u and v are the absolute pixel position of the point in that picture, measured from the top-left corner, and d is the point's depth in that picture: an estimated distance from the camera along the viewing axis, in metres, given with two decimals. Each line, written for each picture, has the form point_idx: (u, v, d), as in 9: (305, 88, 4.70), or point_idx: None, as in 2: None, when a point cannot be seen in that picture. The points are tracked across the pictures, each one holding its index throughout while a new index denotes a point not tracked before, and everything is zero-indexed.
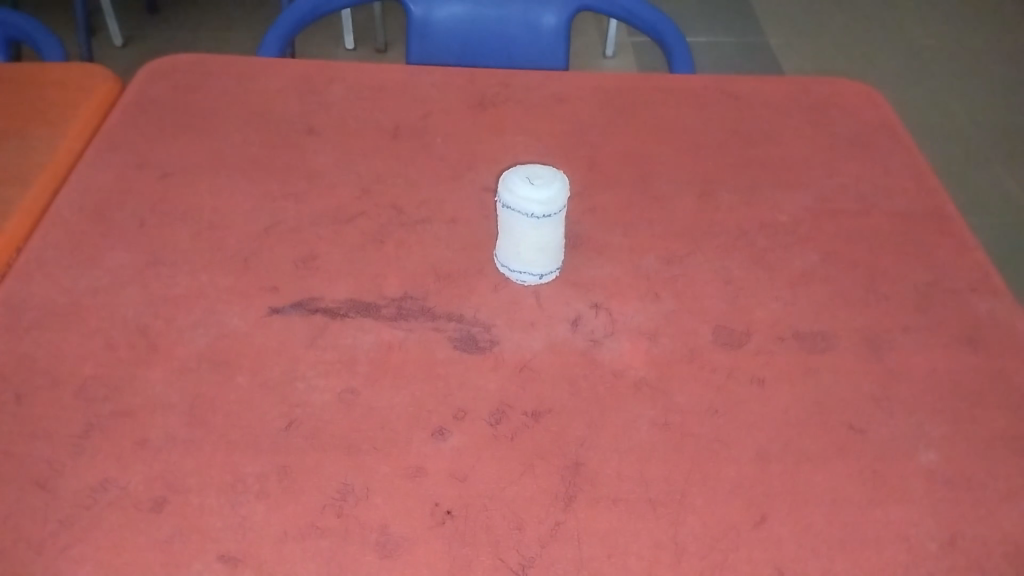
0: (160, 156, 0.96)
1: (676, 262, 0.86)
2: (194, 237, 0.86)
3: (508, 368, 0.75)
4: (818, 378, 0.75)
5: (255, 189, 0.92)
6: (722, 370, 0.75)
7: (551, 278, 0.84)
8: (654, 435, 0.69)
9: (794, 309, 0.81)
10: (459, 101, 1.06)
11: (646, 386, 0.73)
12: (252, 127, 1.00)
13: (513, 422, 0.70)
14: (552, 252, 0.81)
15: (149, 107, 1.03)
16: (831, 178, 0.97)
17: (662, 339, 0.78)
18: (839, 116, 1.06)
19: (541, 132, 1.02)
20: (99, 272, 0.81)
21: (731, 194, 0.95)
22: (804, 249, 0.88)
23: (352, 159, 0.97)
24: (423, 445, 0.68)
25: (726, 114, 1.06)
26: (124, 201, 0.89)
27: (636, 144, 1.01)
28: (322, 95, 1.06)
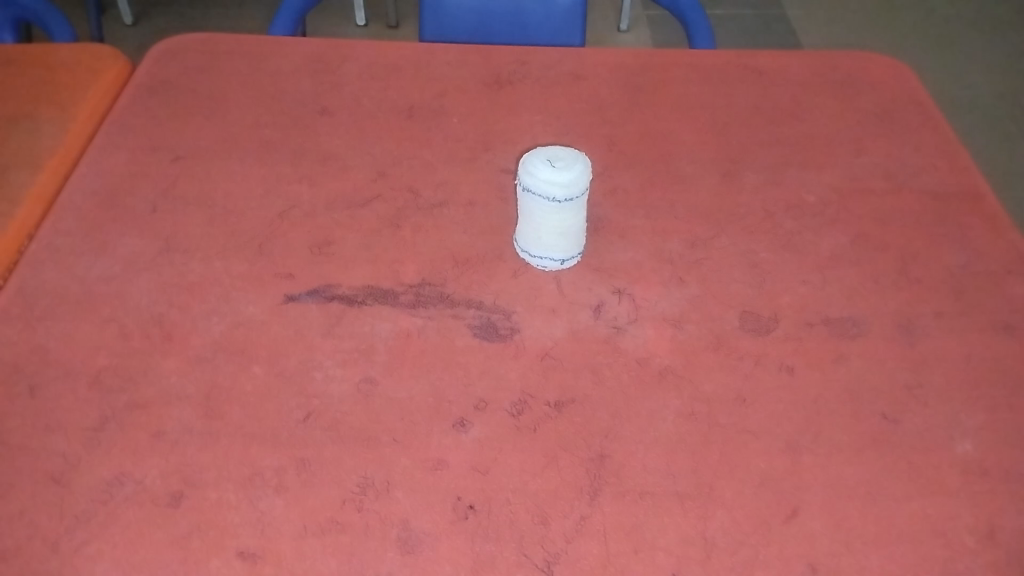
0: (171, 139, 0.94)
1: (701, 245, 0.84)
2: (207, 223, 0.84)
3: (529, 356, 0.73)
4: (848, 366, 0.73)
5: (268, 173, 0.90)
6: (749, 358, 0.73)
7: (573, 264, 0.82)
8: (680, 425, 0.68)
9: (823, 294, 0.79)
10: (475, 79, 1.04)
11: (672, 375, 0.72)
12: (264, 108, 0.98)
13: (534, 412, 0.68)
14: (574, 236, 0.79)
15: (159, 90, 1.01)
16: (859, 157, 0.94)
17: (687, 325, 0.76)
18: (867, 91, 1.03)
19: (559, 111, 1.00)
20: (111, 259, 0.80)
21: (756, 174, 0.92)
22: (833, 231, 0.85)
23: (366, 141, 0.95)
24: (443, 437, 0.66)
25: (751, 91, 1.03)
26: (135, 186, 0.88)
27: (657, 123, 0.98)
28: (335, 75, 1.03)
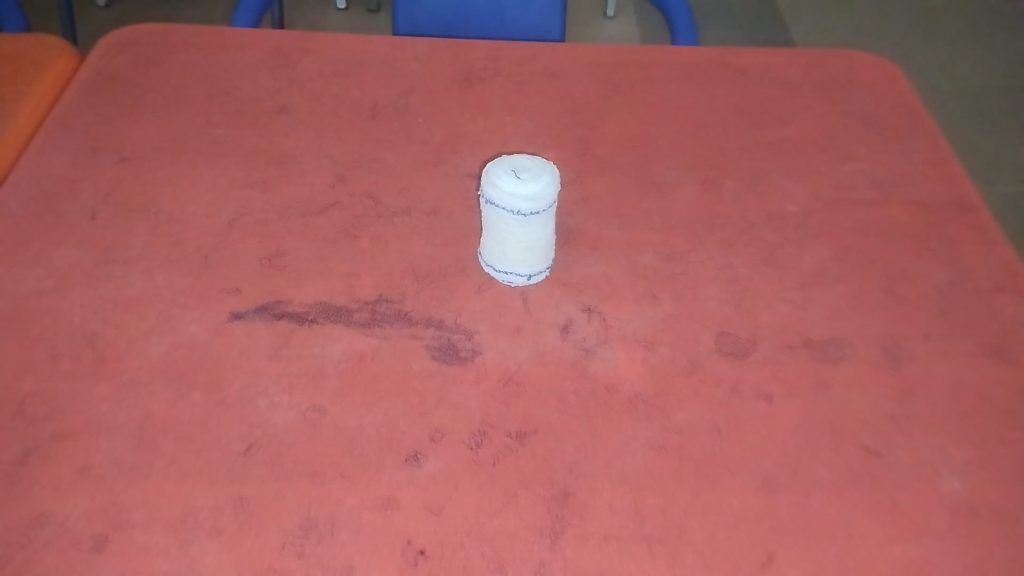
0: (116, 139, 0.88)
1: (677, 259, 0.79)
2: (150, 232, 0.78)
3: (491, 381, 0.68)
4: (831, 395, 0.68)
5: (219, 176, 0.85)
6: (725, 384, 0.69)
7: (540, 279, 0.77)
8: (650, 459, 0.63)
9: (805, 313, 0.74)
10: (444, 76, 0.98)
11: (642, 403, 0.67)
12: (218, 106, 0.92)
13: (494, 445, 0.64)
14: (541, 251, 0.74)
15: (106, 85, 0.94)
16: (846, 164, 0.90)
17: (660, 347, 0.71)
18: (855, 93, 0.98)
19: (532, 111, 0.94)
20: (44, 271, 0.74)
21: (738, 181, 0.87)
22: (817, 244, 0.81)
23: (325, 143, 0.89)
24: (395, 472, 0.62)
25: (733, 92, 0.98)
26: (74, 190, 0.82)
27: (634, 126, 0.93)
28: (296, 71, 0.97)
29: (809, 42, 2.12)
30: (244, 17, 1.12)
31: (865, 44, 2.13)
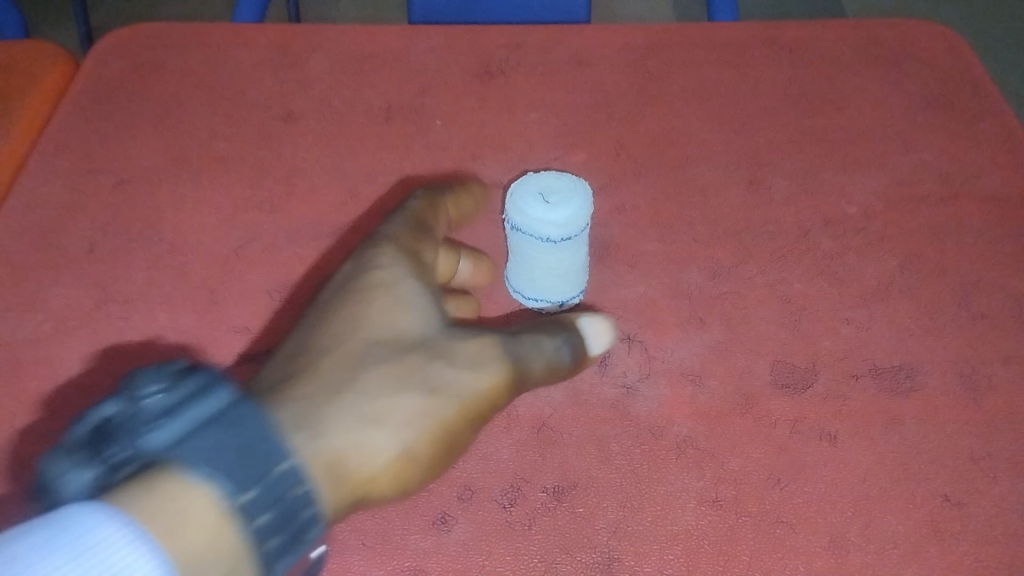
0: (114, 159, 0.82)
1: (724, 275, 0.72)
2: (154, 266, 0.74)
3: (524, 428, 0.62)
4: (903, 432, 0.61)
5: (224, 198, 0.79)
6: (783, 423, 0.62)
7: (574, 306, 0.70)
8: (702, 516, 0.57)
9: (870, 335, 0.67)
10: (462, 69, 0.90)
11: (691, 449, 0.61)
12: (221, 114, 0.86)
13: (529, 503, 0.58)
14: (574, 277, 0.67)
15: (100, 93, 0.88)
16: (909, 155, 0.81)
17: (709, 381, 0.65)
18: (918, 69, 0.89)
19: (558, 109, 0.87)
20: (42, 315, 0.70)
21: (788, 179, 0.79)
22: (879, 251, 0.73)
23: (336, 154, 0.83)
24: (421, 539, 0.57)
25: (782, 73, 0.88)
26: (71, 218, 0.77)
27: (671, 120, 0.85)
28: (303, 71, 0.90)
29: (861, 12, 1.98)
30: (247, 13, 1.04)
31: (919, 12, 2.00)
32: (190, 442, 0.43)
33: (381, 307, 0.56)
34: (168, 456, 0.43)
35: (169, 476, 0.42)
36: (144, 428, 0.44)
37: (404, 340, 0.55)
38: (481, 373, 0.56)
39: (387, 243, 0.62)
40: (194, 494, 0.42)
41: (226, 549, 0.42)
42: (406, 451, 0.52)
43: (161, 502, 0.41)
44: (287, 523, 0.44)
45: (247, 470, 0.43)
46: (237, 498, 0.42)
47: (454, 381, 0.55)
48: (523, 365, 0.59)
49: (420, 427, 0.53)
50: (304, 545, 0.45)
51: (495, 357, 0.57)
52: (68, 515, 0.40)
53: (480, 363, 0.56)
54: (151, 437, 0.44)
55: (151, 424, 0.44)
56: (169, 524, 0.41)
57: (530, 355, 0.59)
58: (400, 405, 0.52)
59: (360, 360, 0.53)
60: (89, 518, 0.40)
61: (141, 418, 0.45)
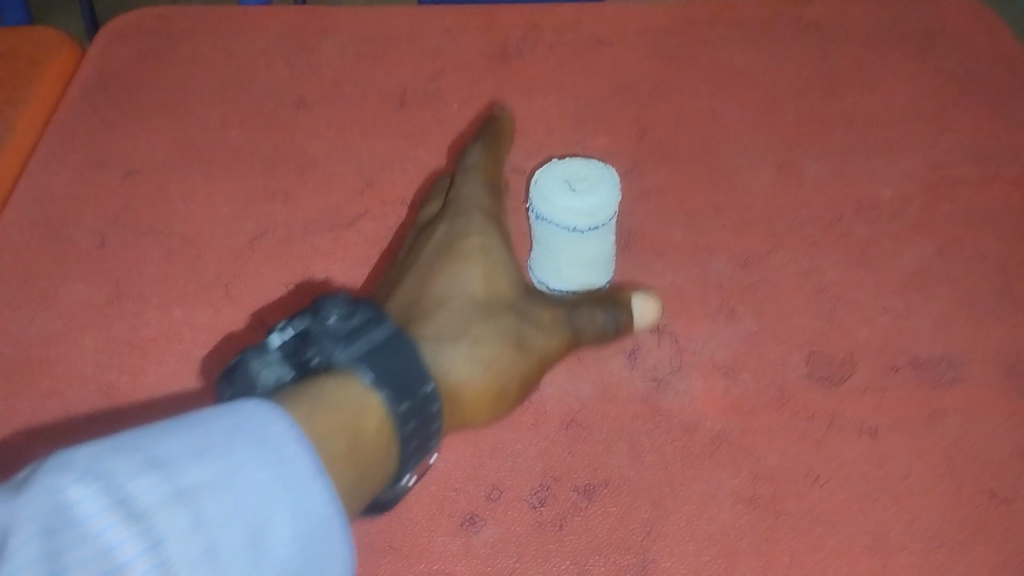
0: (123, 148, 0.80)
1: (754, 263, 0.69)
2: (167, 258, 0.72)
3: (552, 424, 0.60)
4: (944, 427, 0.60)
5: (237, 188, 0.77)
6: (820, 417, 0.60)
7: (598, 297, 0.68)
8: (739, 515, 0.56)
9: (907, 325, 0.65)
10: (478, 50, 0.87)
11: (726, 445, 0.59)
12: (231, 101, 0.83)
13: (560, 503, 0.56)
14: (600, 269, 0.65)
15: (106, 80, 0.85)
16: (945, 134, 0.78)
17: (742, 374, 0.62)
18: (953, 43, 0.85)
19: (579, 90, 0.84)
20: (54, 312, 0.69)
21: (819, 163, 0.76)
22: (916, 237, 0.71)
23: (351, 141, 0.80)
24: (449, 541, 0.55)
25: (810, 50, 0.85)
26: (81, 212, 0.75)
27: (696, 100, 0.82)
28: (313, 54, 0.87)
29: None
30: None
31: None
32: (366, 360, 0.50)
33: (476, 272, 0.62)
34: (341, 367, 0.50)
35: (348, 386, 0.49)
36: (330, 343, 0.51)
37: (503, 295, 0.61)
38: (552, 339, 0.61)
39: (475, 203, 0.69)
40: (367, 404, 0.48)
41: (377, 447, 0.48)
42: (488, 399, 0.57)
43: (340, 405, 0.47)
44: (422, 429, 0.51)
45: (404, 386, 0.51)
46: (399, 408, 0.50)
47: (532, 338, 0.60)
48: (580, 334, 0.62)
49: (501, 378, 0.58)
50: (428, 451, 0.53)
51: (560, 322, 0.62)
52: (247, 405, 0.41)
53: (553, 329, 0.61)
54: (329, 350, 0.50)
55: (331, 342, 0.51)
56: (346, 421, 0.46)
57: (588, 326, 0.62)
58: (491, 352, 0.57)
59: (470, 308, 0.59)
60: (267, 406, 0.42)
61: (326, 334, 0.51)
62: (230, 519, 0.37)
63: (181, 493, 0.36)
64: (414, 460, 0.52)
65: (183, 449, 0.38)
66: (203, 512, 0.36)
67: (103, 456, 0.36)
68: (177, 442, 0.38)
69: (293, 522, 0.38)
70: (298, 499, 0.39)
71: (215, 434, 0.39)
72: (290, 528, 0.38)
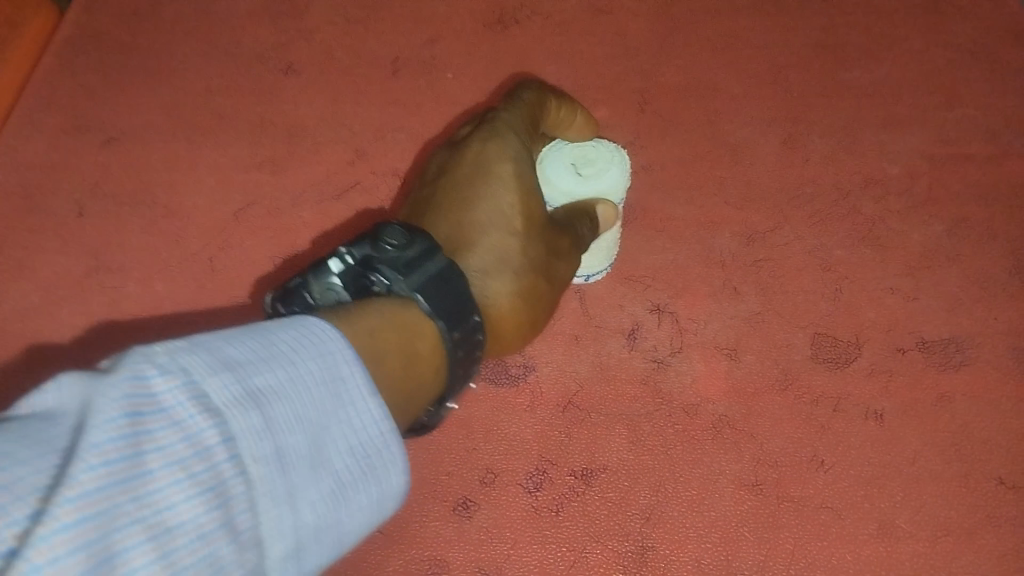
0: (102, 115, 0.76)
1: (759, 240, 0.67)
2: (149, 230, 0.69)
3: (548, 406, 0.58)
4: (952, 411, 0.58)
5: (222, 157, 0.74)
6: (825, 401, 0.58)
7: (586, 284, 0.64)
8: (742, 501, 0.54)
9: (916, 307, 0.63)
10: (474, 16, 0.84)
11: (729, 429, 0.57)
12: (214, 67, 0.80)
13: (555, 488, 0.55)
14: (604, 246, 0.62)
15: (84, 42, 0.81)
16: (955, 109, 0.75)
17: (745, 356, 0.60)
18: (965, 13, 0.82)
19: (578, 58, 0.80)
20: (31, 285, 0.66)
21: (826, 137, 0.74)
22: (925, 215, 0.68)
23: (341, 110, 0.77)
24: (442, 527, 0.53)
25: (818, 19, 0.82)
26: (58, 181, 0.72)
27: (700, 71, 0.79)
28: (301, 19, 0.84)
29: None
30: None
31: None
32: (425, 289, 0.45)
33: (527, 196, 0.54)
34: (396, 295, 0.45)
35: (409, 309, 0.44)
36: (389, 271, 0.45)
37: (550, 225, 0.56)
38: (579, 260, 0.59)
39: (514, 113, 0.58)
40: (422, 333, 0.44)
41: (430, 373, 0.44)
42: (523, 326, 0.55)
43: (390, 336, 0.41)
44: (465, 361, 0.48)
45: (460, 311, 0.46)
46: (452, 334, 0.45)
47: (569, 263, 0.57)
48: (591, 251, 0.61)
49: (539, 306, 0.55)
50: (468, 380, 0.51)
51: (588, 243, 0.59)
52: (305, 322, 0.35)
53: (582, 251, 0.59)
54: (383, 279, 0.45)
55: (387, 271, 0.45)
56: (404, 345, 0.42)
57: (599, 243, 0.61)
58: (537, 276, 0.54)
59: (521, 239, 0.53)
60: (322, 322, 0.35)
61: (382, 260, 0.45)
62: (309, 420, 0.31)
63: (261, 390, 0.30)
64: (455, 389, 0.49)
65: (247, 351, 0.31)
66: (281, 414, 0.30)
67: (178, 351, 0.28)
68: (241, 344, 0.31)
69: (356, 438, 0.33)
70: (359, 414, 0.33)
71: (280, 341, 0.32)
72: (348, 443, 0.32)
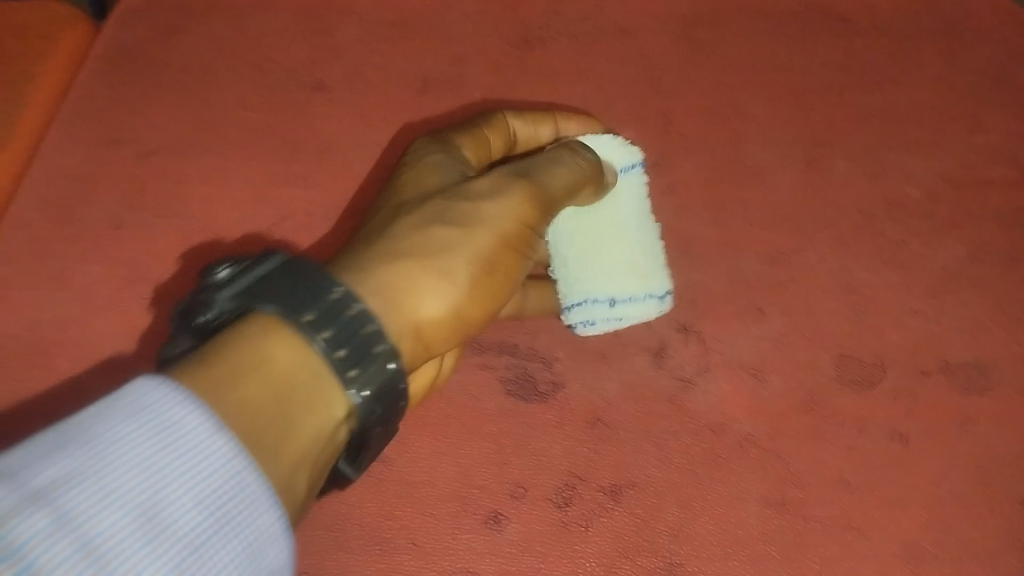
0: (137, 129, 0.78)
1: (783, 262, 0.68)
2: (185, 244, 0.71)
3: (577, 423, 0.59)
4: (975, 434, 0.59)
5: (255, 172, 0.75)
6: (850, 423, 0.59)
7: (653, 311, 0.61)
8: (767, 520, 0.56)
9: (939, 330, 0.64)
10: (501, 33, 0.85)
11: (754, 448, 0.58)
12: (246, 83, 0.81)
13: (584, 503, 0.56)
14: (625, 262, 0.60)
15: (118, 56, 0.83)
16: (977, 134, 0.76)
17: (771, 376, 0.61)
18: (987, 38, 0.83)
19: (604, 79, 0.82)
20: (71, 297, 0.68)
21: (849, 160, 0.75)
22: (948, 239, 0.69)
23: (372, 127, 0.79)
24: (473, 540, 0.55)
25: (842, 42, 0.83)
26: (96, 195, 0.74)
27: (725, 93, 0.80)
28: (332, 35, 0.85)
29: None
30: None
31: None
32: (263, 292, 0.43)
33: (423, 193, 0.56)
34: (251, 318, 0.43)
35: (248, 324, 0.42)
36: (218, 294, 0.44)
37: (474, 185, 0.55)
38: (544, 214, 0.55)
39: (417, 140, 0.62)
40: (272, 356, 0.41)
41: (302, 381, 0.41)
42: (496, 292, 0.52)
43: (235, 353, 0.40)
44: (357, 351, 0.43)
45: (308, 296, 0.43)
46: (303, 318, 0.42)
47: (526, 214, 0.53)
48: (563, 204, 0.57)
49: (502, 270, 0.52)
50: (401, 379, 0.45)
51: (547, 193, 0.55)
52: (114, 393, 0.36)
53: (545, 202, 0.55)
54: (229, 310, 0.44)
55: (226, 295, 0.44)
56: (246, 364, 0.40)
57: (570, 194, 0.57)
58: (479, 237, 0.51)
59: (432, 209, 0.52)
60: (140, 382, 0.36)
61: (217, 289, 0.44)
62: (122, 490, 0.32)
63: (50, 484, 0.31)
64: (376, 396, 0.43)
65: (33, 453, 0.32)
66: (80, 502, 0.31)
67: None
68: (36, 445, 0.33)
69: (194, 489, 0.34)
70: (195, 463, 0.34)
71: (74, 435, 0.33)
72: (191, 493, 0.34)
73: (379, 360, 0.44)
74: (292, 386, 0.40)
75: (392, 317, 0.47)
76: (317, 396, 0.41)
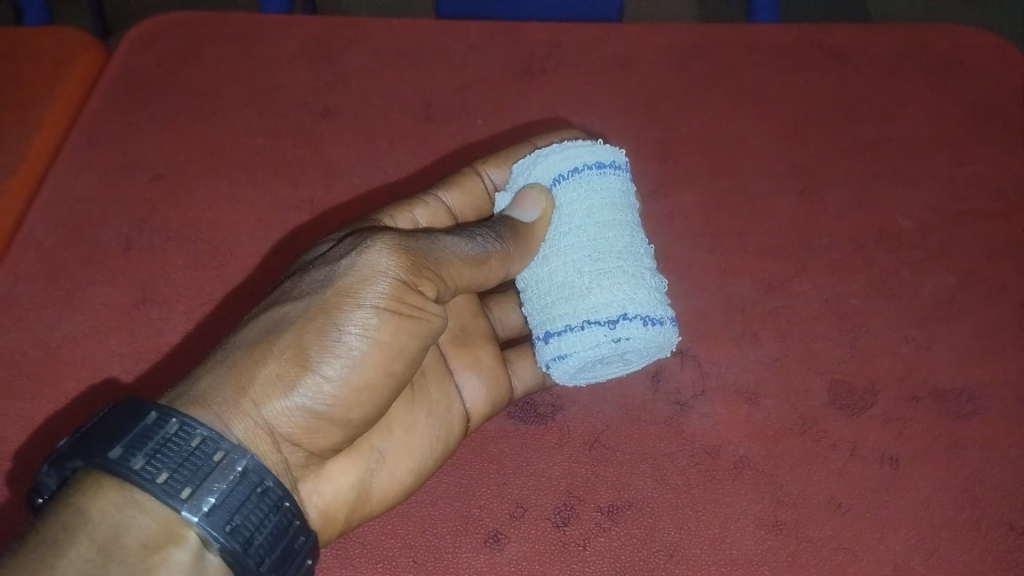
0: (149, 152, 0.80)
1: (777, 289, 0.70)
2: (193, 265, 0.73)
3: (575, 444, 0.61)
4: (964, 458, 0.60)
5: (262, 197, 0.77)
6: (842, 446, 0.61)
7: (597, 339, 0.57)
8: (762, 540, 0.56)
9: (927, 356, 0.66)
10: (503, 64, 0.87)
11: (749, 470, 0.59)
12: (256, 110, 0.84)
13: (583, 523, 0.57)
14: (559, 294, 0.59)
15: (131, 83, 0.85)
16: (965, 166, 0.78)
17: (765, 399, 0.63)
18: (976, 74, 0.85)
19: (604, 109, 0.84)
20: (79, 314, 0.69)
21: (841, 191, 0.77)
22: (937, 269, 0.71)
23: (377, 154, 0.81)
24: (474, 558, 0.55)
25: (835, 75, 0.85)
26: (107, 217, 0.75)
27: (722, 123, 0.82)
28: (339, 63, 0.87)
29: (885, 14, 1.67)
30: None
31: None
32: (85, 450, 0.45)
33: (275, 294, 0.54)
34: (77, 477, 0.45)
35: (74, 494, 0.44)
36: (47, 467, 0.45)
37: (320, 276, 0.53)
38: (421, 276, 0.54)
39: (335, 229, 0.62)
40: (95, 517, 0.43)
41: (126, 525, 0.44)
42: (364, 372, 0.52)
43: (57, 523, 0.43)
44: (192, 472, 0.45)
45: (126, 442, 0.45)
46: (114, 460, 0.44)
47: (390, 277, 0.52)
48: (449, 266, 0.56)
49: (368, 354, 0.51)
50: (266, 479, 0.47)
51: (418, 253, 0.54)
52: None
53: (418, 262, 0.54)
54: (53, 482, 0.45)
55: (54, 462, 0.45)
56: (68, 535, 0.42)
57: (455, 256, 0.57)
58: (331, 316, 0.51)
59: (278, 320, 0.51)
60: None
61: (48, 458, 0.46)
62: None
63: None
64: (227, 508, 0.45)
65: None
66: None
67: None
68: None
69: None
70: None
71: None
72: None
73: (220, 467, 0.46)
74: (122, 531, 0.43)
75: (236, 420, 0.49)
76: (163, 527, 0.44)
